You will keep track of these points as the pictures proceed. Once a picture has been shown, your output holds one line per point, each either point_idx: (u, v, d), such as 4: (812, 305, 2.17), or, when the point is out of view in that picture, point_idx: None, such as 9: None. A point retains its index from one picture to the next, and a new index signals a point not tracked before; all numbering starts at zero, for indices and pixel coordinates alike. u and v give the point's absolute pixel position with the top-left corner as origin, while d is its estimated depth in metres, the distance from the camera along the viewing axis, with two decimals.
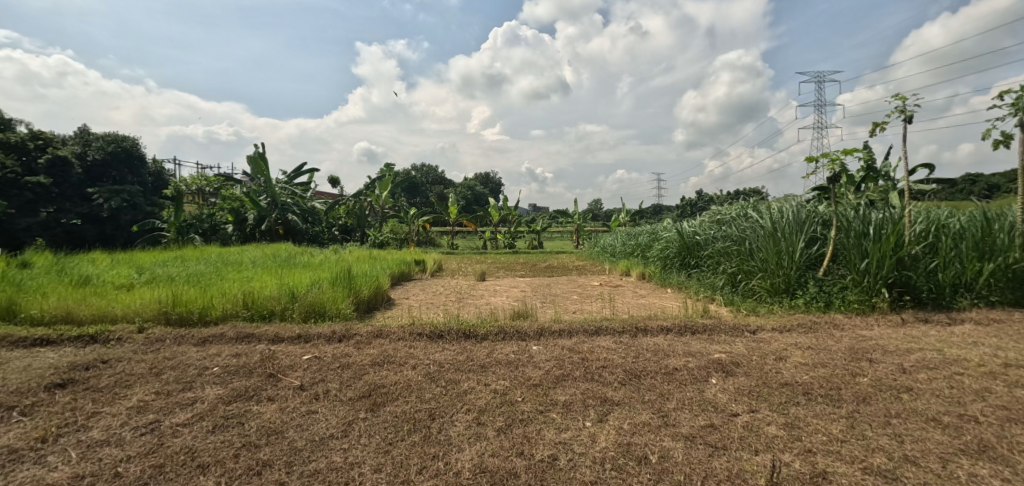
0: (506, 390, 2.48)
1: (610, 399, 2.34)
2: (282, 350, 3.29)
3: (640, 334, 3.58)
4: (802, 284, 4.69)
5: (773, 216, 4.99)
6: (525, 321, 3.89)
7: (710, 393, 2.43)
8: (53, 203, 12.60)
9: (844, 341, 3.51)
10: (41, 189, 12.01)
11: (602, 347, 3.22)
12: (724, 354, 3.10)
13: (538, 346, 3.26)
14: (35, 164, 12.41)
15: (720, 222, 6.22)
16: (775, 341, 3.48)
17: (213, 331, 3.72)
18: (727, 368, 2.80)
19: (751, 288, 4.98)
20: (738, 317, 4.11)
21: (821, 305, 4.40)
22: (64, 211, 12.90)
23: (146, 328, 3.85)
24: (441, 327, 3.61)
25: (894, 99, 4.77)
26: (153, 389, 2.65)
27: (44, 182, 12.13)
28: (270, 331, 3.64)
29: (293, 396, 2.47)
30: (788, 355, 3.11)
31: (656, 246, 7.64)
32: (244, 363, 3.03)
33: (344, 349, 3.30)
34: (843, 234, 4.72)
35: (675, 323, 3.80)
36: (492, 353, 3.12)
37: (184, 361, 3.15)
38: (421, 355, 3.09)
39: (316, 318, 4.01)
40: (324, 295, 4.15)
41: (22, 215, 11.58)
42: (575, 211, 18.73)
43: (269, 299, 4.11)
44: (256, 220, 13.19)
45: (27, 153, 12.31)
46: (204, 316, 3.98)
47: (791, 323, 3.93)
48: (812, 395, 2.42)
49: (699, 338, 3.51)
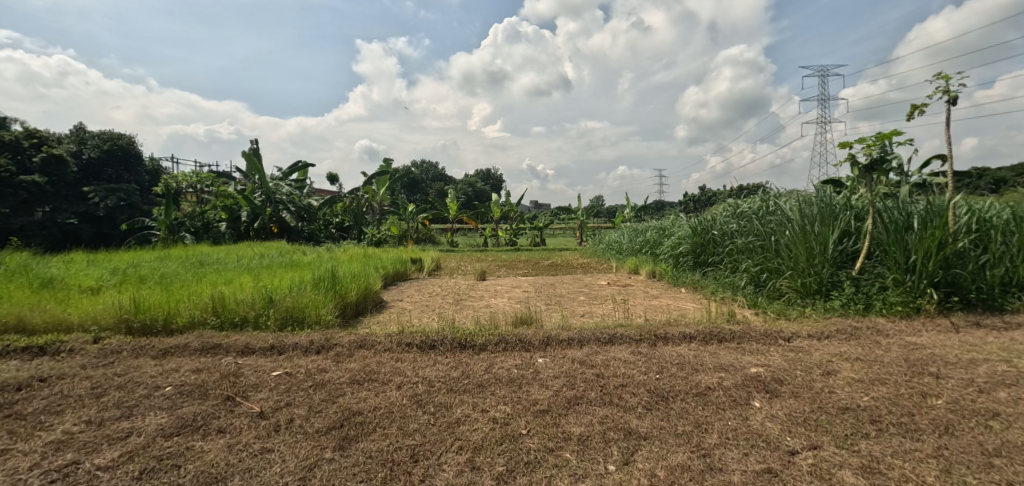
0: (507, 418, 2.04)
1: (635, 432, 1.90)
2: (250, 364, 2.86)
3: (661, 343, 3.12)
4: (836, 284, 4.22)
5: (801, 209, 4.53)
6: (529, 327, 3.44)
7: (757, 422, 1.99)
8: (48, 203, 12.26)
9: (895, 351, 3.06)
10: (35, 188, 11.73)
11: (619, 360, 2.78)
12: (762, 368, 2.66)
13: (544, 359, 2.81)
14: (29, 164, 12.07)
15: (740, 215, 5.74)
16: (815, 351, 3.04)
17: (176, 342, 3.29)
18: (769, 386, 2.36)
19: (777, 288, 4.51)
20: (767, 322, 3.67)
21: (859, 307, 3.93)
22: (60, 210, 12.57)
23: (103, 339, 3.42)
24: (434, 335, 3.16)
25: (937, 78, 4.29)
26: (86, 416, 2.24)
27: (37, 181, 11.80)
28: (239, 342, 3.20)
29: (248, 428, 2.04)
30: (837, 369, 2.67)
31: (667, 243, 7.18)
32: (202, 381, 2.60)
33: (321, 362, 2.86)
34: (882, 228, 4.26)
35: (700, 329, 3.35)
36: (491, 368, 2.68)
37: (135, 379, 2.73)
38: (409, 371, 2.65)
39: (294, 325, 3.56)
40: (304, 299, 3.70)
41: (16, 215, 11.29)
42: (578, 207, 18.23)
43: (241, 304, 3.66)
44: (250, 217, 12.78)
45: (20, 152, 11.95)
46: (169, 323, 3.54)
47: (829, 329, 3.47)
48: (883, 424, 1.98)
49: (729, 348, 3.06)
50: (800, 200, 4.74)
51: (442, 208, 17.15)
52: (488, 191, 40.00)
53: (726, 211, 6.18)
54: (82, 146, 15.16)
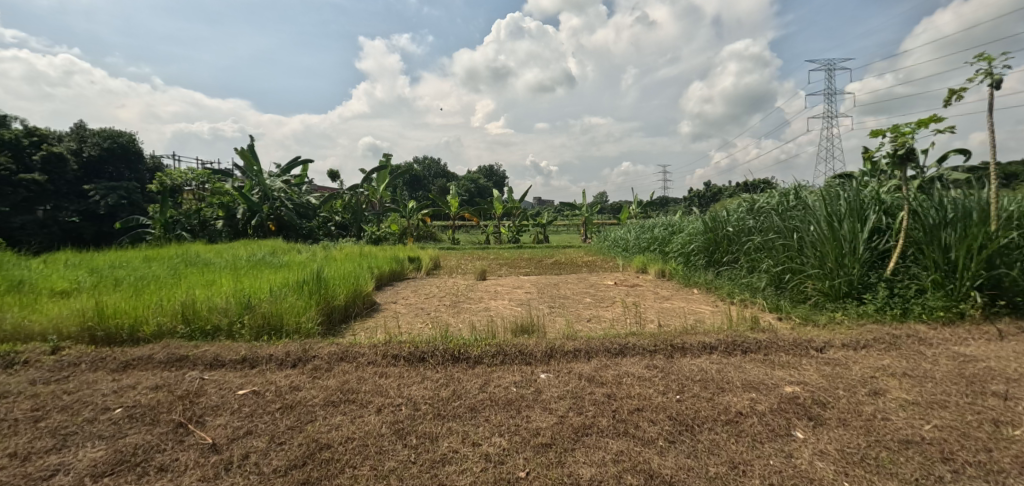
0: (502, 455, 1.71)
1: (658, 475, 1.57)
2: (215, 382, 2.55)
3: (678, 355, 2.77)
4: (868, 286, 3.84)
5: (827, 205, 4.14)
6: (531, 336, 3.09)
7: (803, 461, 1.65)
8: (48, 201, 12.03)
9: (944, 364, 2.70)
10: (34, 186, 11.51)
11: (632, 376, 2.43)
12: (798, 387, 2.31)
13: (547, 375, 2.47)
14: (29, 161, 11.86)
15: (758, 211, 5.35)
16: (854, 364, 2.69)
17: (140, 353, 2.98)
18: (810, 411, 2.02)
19: (802, 290, 4.13)
20: (795, 329, 3.31)
21: (896, 312, 3.55)
22: (60, 208, 12.34)
23: (62, 349, 3.11)
24: (424, 346, 2.82)
25: (979, 59, 3.90)
26: (13, 448, 1.93)
27: (36, 179, 11.57)
28: (208, 353, 2.89)
29: (194, 466, 1.72)
30: (884, 388, 2.32)
31: (678, 239, 6.80)
32: (156, 402, 2.30)
33: (296, 378, 2.54)
34: (917, 224, 3.88)
35: (721, 337, 2.99)
36: (486, 387, 2.35)
37: (84, 399, 2.42)
38: (392, 391, 2.31)
39: (270, 335, 3.22)
40: (282, 306, 3.36)
41: (16, 213, 11.09)
42: (583, 204, 17.84)
43: (214, 311, 3.34)
44: (246, 214, 12.51)
45: (20, 150, 11.76)
46: (135, 332, 3.23)
47: (865, 338, 3.11)
48: (958, 464, 1.64)
49: (757, 361, 2.70)
50: (825, 195, 4.36)
51: (443, 204, 16.83)
52: (490, 187, 39.57)
53: (741, 206, 5.80)
54: (82, 142, 14.86)
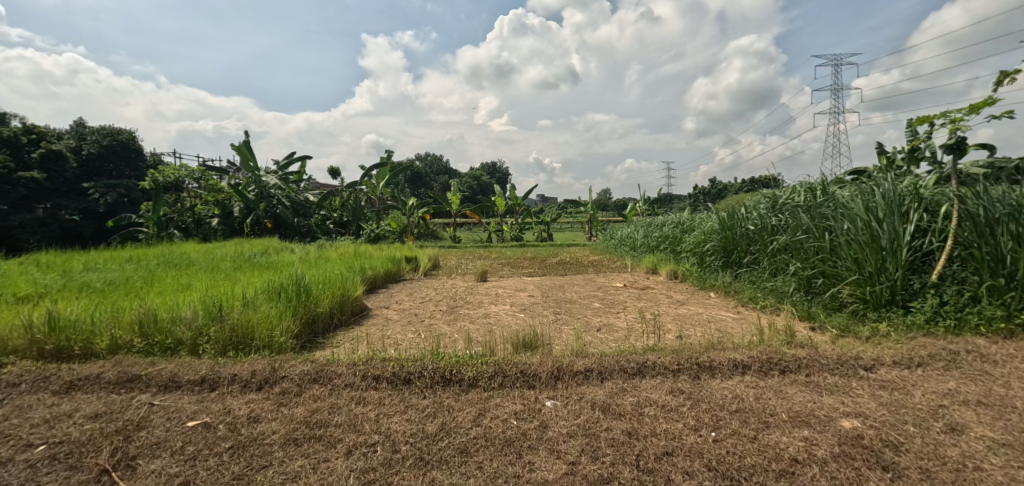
0: None
1: None
2: (166, 410, 2.18)
3: (706, 376, 2.37)
4: (912, 292, 3.42)
5: (861, 201, 3.72)
6: (534, 353, 2.69)
7: None
8: (48, 200, 11.74)
9: (1021, 388, 2.29)
10: (32, 184, 11.21)
11: (655, 406, 2.02)
12: (857, 421, 1.91)
13: (554, 404, 2.08)
14: (28, 159, 11.55)
15: (782, 208, 4.93)
16: (914, 388, 2.28)
17: (89, 371, 2.61)
18: (883, 460, 1.62)
19: (836, 296, 3.73)
20: (836, 343, 2.90)
21: (950, 323, 3.12)
22: (60, 207, 12.04)
23: (4, 366, 2.74)
24: (411, 365, 2.43)
25: None
26: None
27: (35, 177, 11.28)
28: (165, 372, 2.53)
29: None
30: (964, 424, 1.91)
31: (690, 239, 6.40)
32: (88, 439, 1.93)
33: (259, 405, 2.16)
34: (968, 224, 3.45)
35: (755, 354, 2.59)
36: (481, 419, 1.96)
37: (8, 431, 2.06)
38: (368, 425, 1.93)
39: (237, 350, 2.84)
40: (254, 317, 3.00)
41: (16, 211, 10.79)
42: (586, 202, 17.46)
43: (177, 322, 2.97)
44: (243, 212, 12.19)
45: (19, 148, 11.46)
46: (88, 347, 2.87)
47: (919, 353, 2.70)
48: None
49: (800, 384, 2.30)
50: (857, 191, 3.93)
51: (444, 202, 16.46)
52: (493, 185, 39.16)
53: (759, 203, 5.38)
54: (82, 139, 14.55)
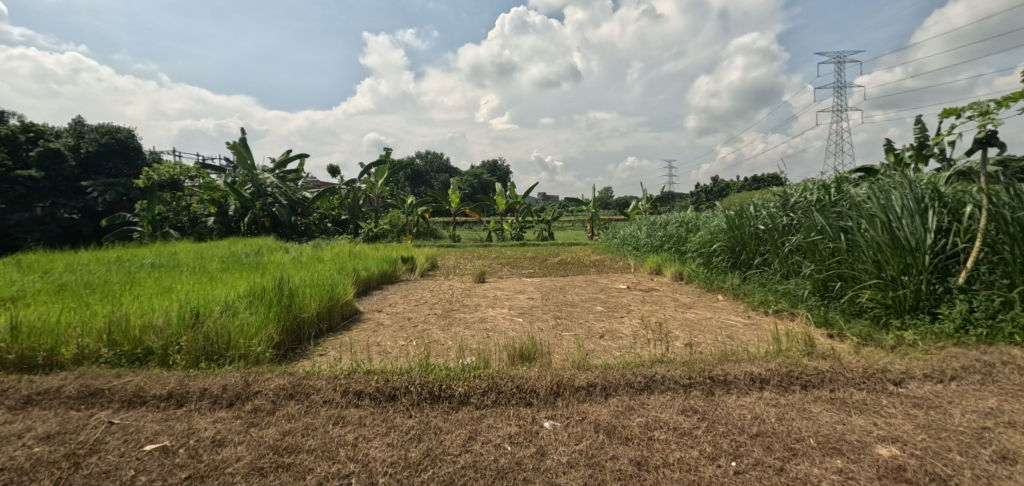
0: None
1: None
2: (125, 431, 1.96)
3: (721, 391, 2.16)
4: (936, 297, 3.20)
5: (879, 200, 3.50)
6: (532, 364, 2.48)
7: None
8: (46, 198, 11.55)
9: None
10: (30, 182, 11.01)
11: (666, 429, 1.81)
12: (894, 448, 1.69)
13: (554, 426, 1.87)
14: (26, 157, 11.36)
15: (792, 207, 4.71)
16: (951, 407, 2.06)
17: (49, 384, 2.41)
18: None
19: (854, 301, 3.50)
20: (859, 353, 2.68)
21: (981, 332, 2.89)
22: (59, 205, 11.86)
23: None
24: (397, 379, 2.22)
25: None
26: None
27: (33, 176, 11.09)
28: (130, 385, 2.32)
29: None
30: (1014, 450, 1.70)
31: (696, 238, 6.18)
32: (32, 466, 1.72)
33: (227, 426, 1.94)
34: (995, 224, 3.22)
35: (773, 366, 2.37)
36: (471, 443, 1.75)
37: None
38: (344, 451, 1.72)
39: (211, 361, 2.64)
40: (230, 323, 2.79)
41: (13, 210, 10.61)
42: (587, 200, 17.24)
43: (148, 330, 2.76)
44: (239, 211, 11.99)
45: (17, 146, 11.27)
46: (53, 357, 2.66)
47: (951, 365, 2.48)
48: None
49: (824, 402, 2.08)
50: (873, 189, 3.71)
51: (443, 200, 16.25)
52: (493, 183, 39.06)
53: (768, 201, 5.16)
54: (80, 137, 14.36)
